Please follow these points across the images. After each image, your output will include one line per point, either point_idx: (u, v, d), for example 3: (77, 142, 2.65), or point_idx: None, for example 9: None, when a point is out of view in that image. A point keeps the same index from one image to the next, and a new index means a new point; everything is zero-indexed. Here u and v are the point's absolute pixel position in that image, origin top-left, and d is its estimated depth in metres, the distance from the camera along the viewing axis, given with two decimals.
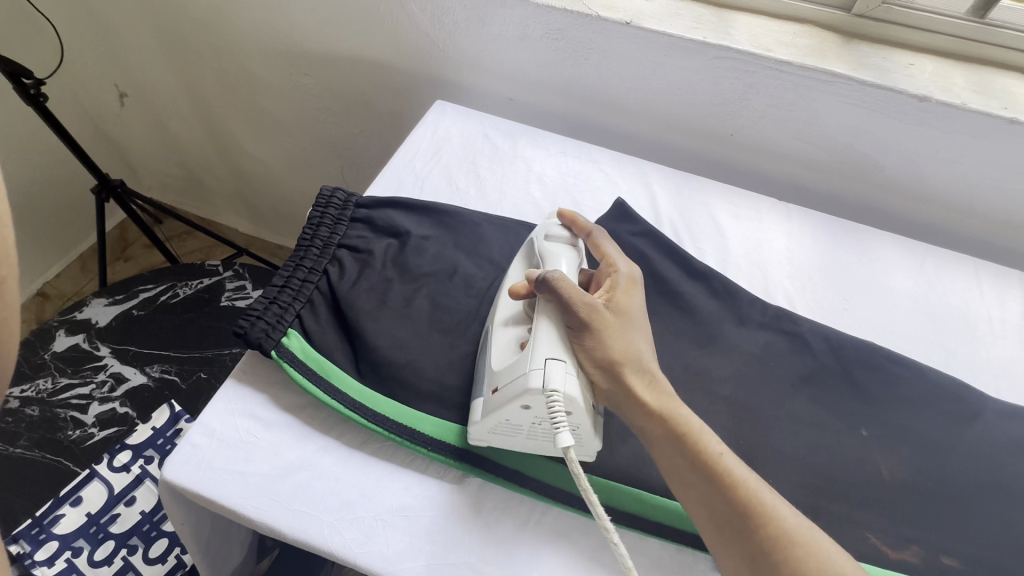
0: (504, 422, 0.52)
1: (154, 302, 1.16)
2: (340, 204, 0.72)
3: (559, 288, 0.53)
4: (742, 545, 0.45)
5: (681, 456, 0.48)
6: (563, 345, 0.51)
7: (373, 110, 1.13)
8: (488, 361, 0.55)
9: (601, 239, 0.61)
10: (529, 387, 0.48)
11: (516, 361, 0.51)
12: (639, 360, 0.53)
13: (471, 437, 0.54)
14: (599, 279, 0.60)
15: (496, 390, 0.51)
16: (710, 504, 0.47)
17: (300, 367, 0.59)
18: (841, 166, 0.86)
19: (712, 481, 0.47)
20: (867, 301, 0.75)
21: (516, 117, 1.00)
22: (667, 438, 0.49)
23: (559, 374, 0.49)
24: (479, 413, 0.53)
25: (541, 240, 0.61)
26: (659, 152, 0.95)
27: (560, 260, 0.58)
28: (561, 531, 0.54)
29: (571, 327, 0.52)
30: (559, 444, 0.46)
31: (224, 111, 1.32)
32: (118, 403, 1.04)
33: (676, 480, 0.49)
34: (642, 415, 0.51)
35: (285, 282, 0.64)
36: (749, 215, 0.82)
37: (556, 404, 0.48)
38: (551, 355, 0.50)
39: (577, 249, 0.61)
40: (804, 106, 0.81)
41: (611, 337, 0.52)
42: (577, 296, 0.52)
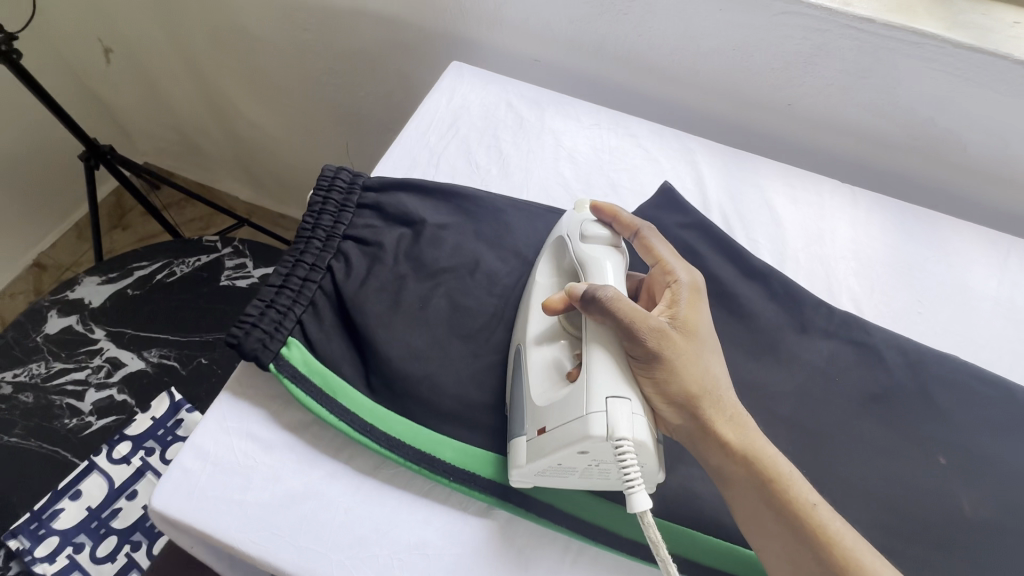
0: (555, 465, 0.44)
1: (151, 281, 1.09)
2: (344, 186, 0.63)
3: (616, 312, 0.44)
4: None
5: (764, 503, 0.42)
6: (625, 379, 0.43)
7: (380, 70, 1.01)
8: (528, 393, 0.47)
9: (654, 239, 0.52)
10: (589, 434, 0.41)
11: (567, 400, 0.43)
12: (713, 390, 0.45)
13: (513, 480, 0.47)
14: (653, 288, 0.52)
15: (545, 431, 0.44)
16: (795, 562, 0.41)
17: (303, 384, 0.51)
18: (917, 144, 0.74)
19: (804, 537, 0.40)
20: (943, 303, 0.66)
21: (539, 81, 0.89)
22: (749, 479, 0.43)
23: (625, 418, 0.41)
24: (524, 457, 0.45)
25: (576, 241, 0.52)
26: (703, 124, 0.84)
27: (604, 269, 0.49)
28: (599, 572, 0.48)
29: (635, 356, 0.44)
30: (635, 508, 0.40)
31: (216, 69, 1.21)
32: (115, 389, 0.98)
33: (754, 527, 0.43)
34: (719, 449, 0.44)
35: (283, 281, 0.56)
36: (809, 200, 0.72)
37: (626, 455, 0.40)
38: (610, 395, 0.42)
39: (621, 250, 0.52)
40: (881, 72, 0.69)
41: (682, 366, 0.45)
42: (643, 323, 0.44)
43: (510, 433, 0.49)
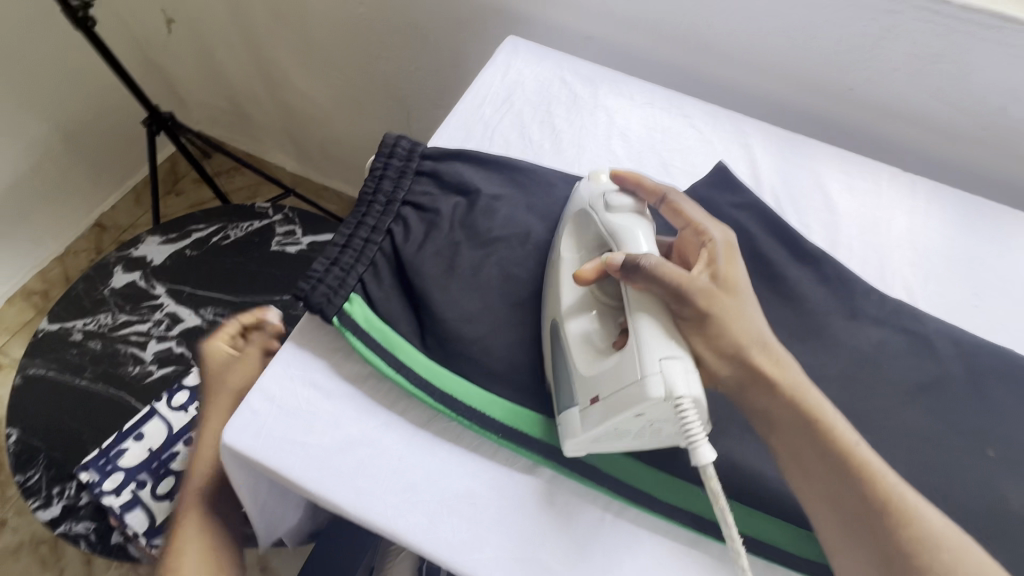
0: (610, 430, 0.46)
1: (207, 243, 1.14)
2: (404, 154, 0.65)
3: (661, 277, 0.46)
4: (861, 548, 0.45)
5: (809, 444, 0.47)
6: (674, 337, 0.45)
7: (433, 44, 1.03)
8: (574, 365, 0.49)
9: (679, 202, 0.55)
10: (648, 397, 0.42)
11: (619, 367, 0.45)
12: (759, 339, 0.49)
13: (568, 450, 0.49)
14: (685, 250, 0.54)
15: (597, 399, 0.46)
16: (834, 498, 0.46)
17: (363, 338, 0.55)
18: (986, 135, 0.72)
19: (844, 476, 0.46)
20: (1003, 297, 0.64)
21: (590, 59, 0.89)
22: (798, 425, 0.48)
23: (680, 376, 0.43)
24: (579, 426, 0.47)
25: (602, 213, 0.53)
26: (757, 107, 0.83)
27: (636, 236, 0.50)
28: (638, 535, 0.50)
29: (682, 317, 0.47)
30: (700, 460, 0.42)
31: (273, 41, 1.24)
32: (174, 342, 1.04)
33: (795, 467, 0.48)
34: (767, 395, 0.49)
35: (347, 241, 0.59)
36: (866, 188, 0.70)
37: (687, 411, 0.42)
38: (664, 355, 0.43)
39: (647, 217, 0.53)
40: (953, 57, 0.67)
41: (728, 320, 0.48)
42: (687, 283, 0.46)
43: (558, 405, 0.51)
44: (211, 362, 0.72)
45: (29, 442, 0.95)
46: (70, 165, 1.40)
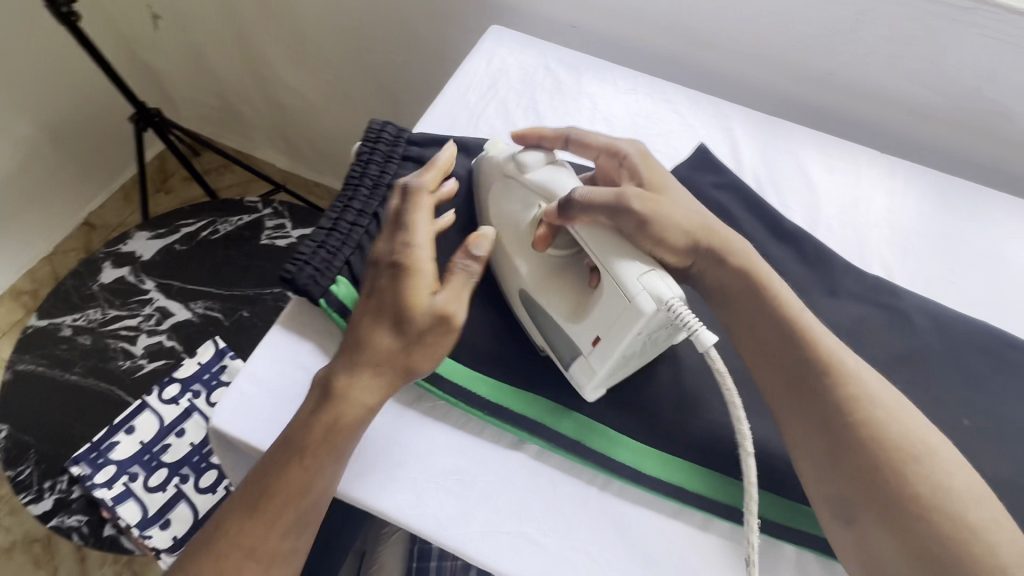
0: (621, 359, 0.50)
1: (196, 238, 1.13)
2: (390, 139, 0.65)
3: (593, 203, 0.50)
4: (824, 437, 0.45)
5: (780, 346, 0.49)
6: (637, 254, 0.49)
7: (419, 35, 1.03)
8: (561, 318, 0.52)
9: (583, 135, 0.59)
10: (642, 313, 0.46)
11: (607, 299, 0.49)
12: (700, 224, 0.53)
13: (587, 395, 0.53)
14: (609, 173, 0.59)
15: (602, 338, 0.49)
16: (791, 384, 0.47)
17: (350, 319, 0.56)
18: (962, 116, 0.73)
19: (803, 359, 0.47)
20: (978, 273, 0.65)
21: (575, 48, 0.89)
22: (756, 310, 0.51)
23: (659, 283, 0.47)
24: (590, 369, 0.51)
25: (520, 173, 0.57)
26: (738, 93, 0.84)
27: (561, 181, 0.55)
28: (622, 507, 0.51)
29: (630, 231, 0.51)
30: (705, 344, 0.46)
31: (260, 36, 1.24)
32: (165, 336, 1.05)
33: (768, 370, 0.49)
34: (722, 278, 0.52)
35: (333, 225, 0.60)
36: (845, 169, 0.72)
37: (681, 309, 0.46)
38: (639, 271, 0.48)
39: (559, 162, 0.58)
40: (927, 41, 0.68)
41: (669, 216, 0.52)
42: (619, 198, 0.51)
43: (563, 358, 0.54)
44: (424, 303, 0.48)
45: (20, 437, 0.95)
46: (57, 163, 1.39)
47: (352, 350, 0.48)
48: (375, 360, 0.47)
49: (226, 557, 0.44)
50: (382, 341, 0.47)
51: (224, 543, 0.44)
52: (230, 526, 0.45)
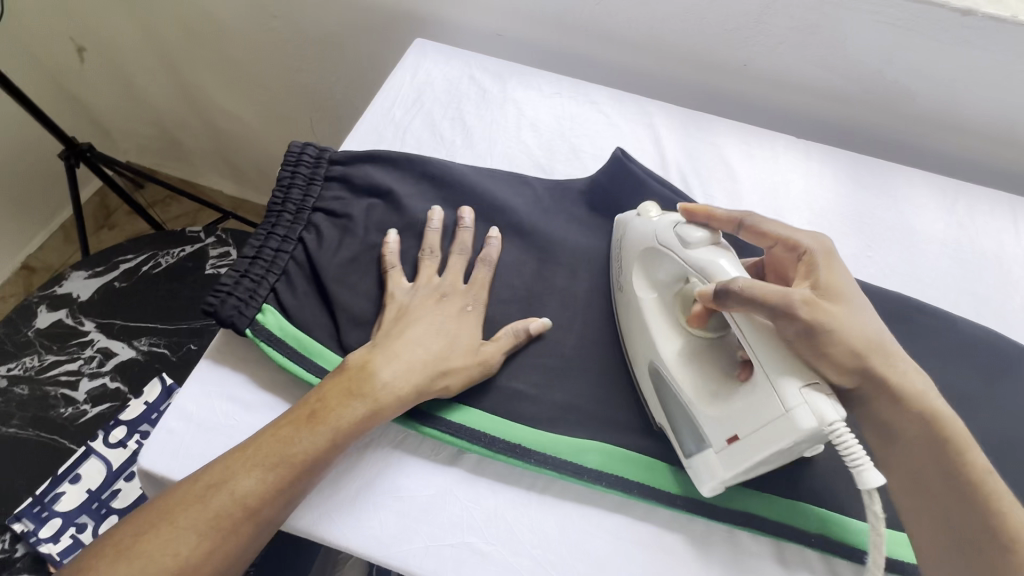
0: (755, 466, 0.46)
1: (136, 273, 1.10)
2: (311, 161, 0.65)
3: (763, 300, 0.45)
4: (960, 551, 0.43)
5: (932, 462, 0.44)
6: (797, 366, 0.44)
7: (350, 52, 1.03)
8: (699, 412, 0.49)
9: (760, 223, 0.53)
10: (797, 428, 0.42)
11: (753, 404, 0.45)
12: (877, 343, 0.45)
13: (707, 492, 0.49)
14: (783, 267, 0.52)
15: (738, 438, 0.45)
16: (935, 503, 0.44)
17: (280, 347, 0.55)
18: (868, 96, 0.77)
19: (952, 483, 0.44)
20: (892, 245, 0.69)
21: (503, 54, 0.90)
22: (918, 432, 0.44)
23: (826, 405, 0.42)
24: (720, 468, 0.47)
25: (681, 251, 0.52)
26: (661, 88, 0.86)
27: (721, 266, 0.50)
28: (565, 507, 0.51)
29: (792, 339, 0.45)
30: (867, 485, 0.42)
31: (190, 62, 1.22)
32: (108, 377, 1.00)
33: (910, 484, 0.46)
34: (893, 408, 0.45)
35: (256, 253, 0.59)
36: (763, 155, 0.74)
37: (845, 437, 0.41)
38: (802, 386, 0.43)
39: (723, 247, 0.52)
40: (828, 28, 0.72)
41: (843, 330, 0.44)
42: (786, 299, 0.44)
43: (688, 452, 0.50)
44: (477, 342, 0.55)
45: None
46: None
47: (403, 348, 0.52)
48: (420, 357, 0.52)
49: (222, 510, 0.44)
50: (430, 348, 0.53)
51: (217, 496, 0.44)
52: (227, 481, 0.45)
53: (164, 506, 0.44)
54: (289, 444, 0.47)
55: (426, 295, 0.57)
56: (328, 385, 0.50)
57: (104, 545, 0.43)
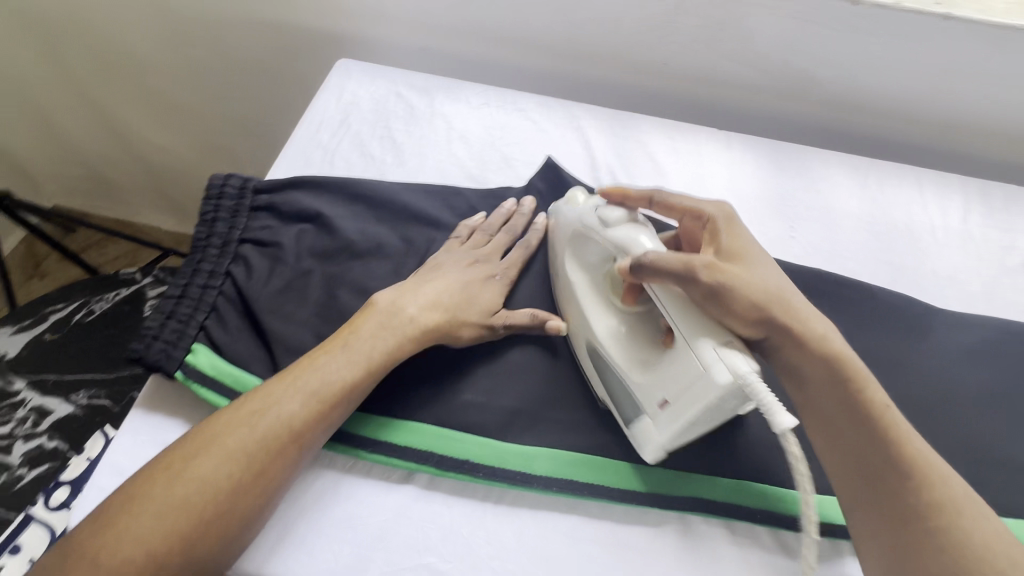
0: (687, 427, 0.47)
1: (69, 323, 1.01)
2: (235, 192, 0.64)
3: (668, 268, 0.47)
4: (866, 479, 0.45)
5: (835, 398, 0.47)
6: (708, 324, 0.46)
7: (277, 77, 1.02)
8: (631, 380, 0.51)
9: (669, 198, 0.56)
10: (715, 384, 0.43)
11: (678, 366, 0.46)
12: (782, 296, 0.48)
13: (649, 457, 0.51)
14: (693, 236, 0.56)
15: (667, 402, 0.47)
16: (843, 437, 0.47)
17: (213, 387, 0.53)
18: (779, 85, 0.81)
19: (855, 415, 0.46)
20: (813, 225, 0.72)
21: (430, 70, 0.91)
22: (824, 378, 0.47)
23: (738, 358, 0.43)
24: (656, 432, 0.49)
25: (601, 231, 0.55)
26: (589, 92, 0.88)
27: (639, 238, 0.52)
28: (523, 514, 0.52)
29: (701, 301, 0.47)
30: (780, 427, 0.41)
31: (112, 98, 1.16)
32: (45, 438, 0.89)
33: (818, 420, 0.48)
34: (801, 355, 0.47)
35: (182, 291, 0.57)
36: (689, 149, 0.77)
37: (758, 388, 0.42)
38: (717, 344, 0.44)
39: (643, 222, 0.55)
40: (735, 24, 0.75)
41: (746, 286, 0.47)
42: (691, 265, 0.47)
43: (630, 420, 0.52)
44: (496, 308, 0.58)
45: None
46: None
47: (432, 292, 0.56)
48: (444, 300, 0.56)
49: (268, 434, 0.46)
50: (446, 293, 0.56)
51: (265, 419, 0.46)
52: (273, 406, 0.47)
53: (211, 434, 0.45)
54: (327, 372, 0.49)
55: (461, 258, 0.61)
56: (359, 321, 0.53)
57: (157, 467, 0.44)
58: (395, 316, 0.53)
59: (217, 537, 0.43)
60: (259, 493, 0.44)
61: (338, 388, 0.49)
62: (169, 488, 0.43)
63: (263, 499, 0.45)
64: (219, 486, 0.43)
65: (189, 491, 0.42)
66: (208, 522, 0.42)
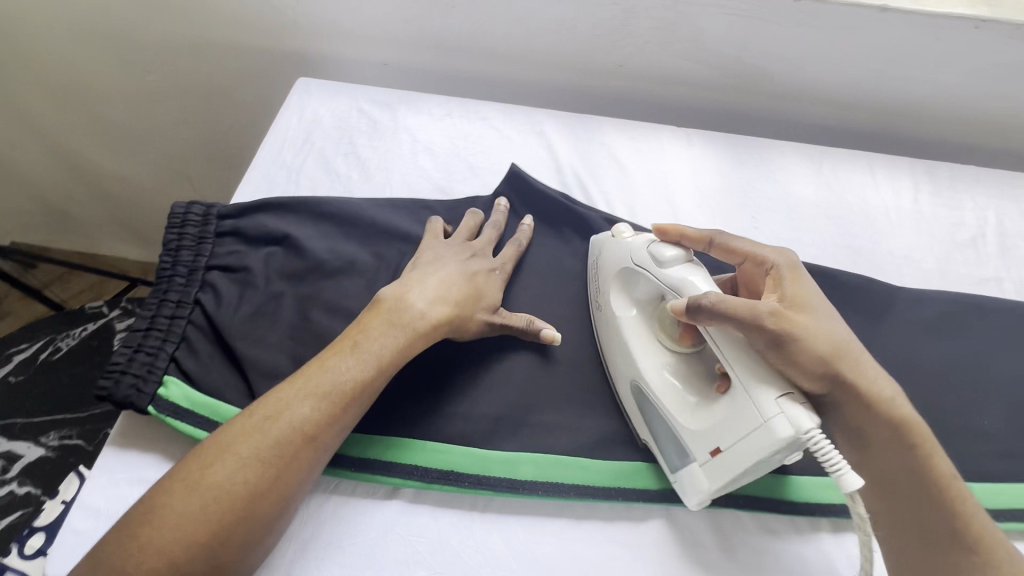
0: (739, 478, 0.47)
1: (34, 363, 0.98)
2: (198, 219, 0.63)
3: (732, 313, 0.45)
4: (925, 544, 0.47)
5: (901, 463, 0.47)
6: (772, 372, 0.45)
7: (236, 98, 1.00)
8: (682, 424, 0.50)
9: (730, 240, 0.55)
10: (778, 438, 0.43)
11: (736, 417, 0.46)
12: (849, 346, 0.47)
13: (693, 505, 0.50)
14: (753, 283, 0.54)
15: (721, 450, 0.47)
16: (905, 502, 0.47)
17: (188, 419, 0.52)
18: (732, 81, 0.84)
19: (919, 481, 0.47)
20: (774, 214, 0.75)
21: (391, 83, 0.91)
22: (888, 441, 0.47)
23: (801, 413, 0.43)
24: (707, 481, 0.48)
25: (656, 269, 0.53)
26: (550, 96, 0.90)
27: (698, 281, 0.51)
28: (510, 520, 0.52)
29: (763, 348, 0.45)
30: (849, 488, 0.42)
31: (61, 127, 1.11)
32: (15, 484, 0.84)
33: (879, 483, 0.48)
34: (866, 416, 0.47)
35: (150, 323, 0.56)
36: (650, 147, 0.79)
37: (822, 443, 0.42)
38: (779, 396, 0.44)
39: (699, 262, 0.54)
40: (686, 24, 0.77)
41: (810, 335, 0.45)
42: (756, 310, 0.45)
43: (674, 466, 0.51)
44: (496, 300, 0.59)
45: None
46: None
47: (437, 287, 0.56)
48: (449, 296, 0.56)
49: (282, 440, 0.45)
50: (450, 290, 0.56)
51: (278, 424, 0.45)
52: (284, 410, 0.46)
53: (224, 444, 0.44)
54: (337, 373, 0.48)
55: (460, 252, 0.61)
56: (363, 320, 0.52)
57: (171, 483, 0.42)
58: (400, 313, 0.53)
59: (240, 543, 0.42)
60: (278, 497, 0.44)
61: (350, 388, 0.48)
62: (185, 502, 0.41)
63: (281, 503, 0.44)
64: (237, 494, 0.42)
65: (209, 502, 0.41)
66: (227, 531, 0.41)
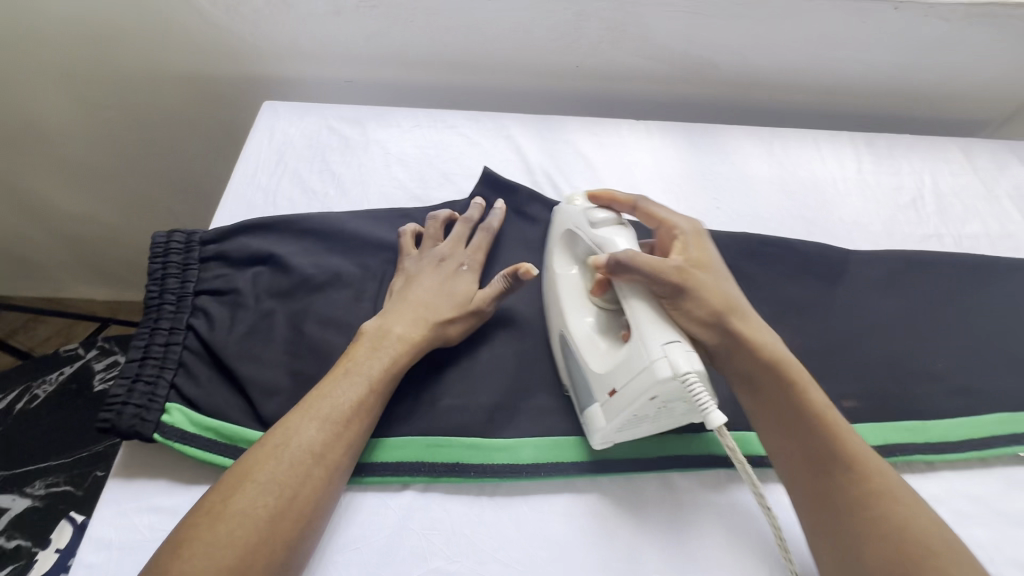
0: (630, 418, 0.50)
1: (9, 413, 0.94)
2: (181, 247, 0.63)
3: (639, 264, 0.51)
4: (812, 472, 0.49)
5: (786, 396, 0.51)
6: (664, 319, 0.50)
7: (201, 126, 1.00)
8: (588, 366, 0.54)
9: (651, 206, 0.59)
10: (657, 378, 0.46)
11: (629, 359, 0.49)
12: (735, 303, 0.53)
13: (597, 443, 0.54)
14: (661, 246, 0.59)
15: (615, 391, 0.50)
16: (790, 431, 0.50)
17: (196, 442, 0.53)
18: (683, 73, 0.89)
19: (799, 411, 0.50)
20: (734, 194, 0.79)
21: (357, 99, 0.93)
22: (768, 378, 0.52)
23: (682, 356, 0.46)
24: (603, 419, 0.52)
25: (587, 230, 0.58)
26: (513, 100, 0.93)
27: (617, 242, 0.56)
28: (518, 503, 0.54)
29: (664, 296, 0.51)
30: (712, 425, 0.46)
31: (13, 172, 1.08)
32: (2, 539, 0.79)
33: (772, 419, 0.51)
34: (749, 353, 0.52)
35: (145, 353, 0.56)
36: (612, 140, 0.83)
37: (694, 385, 0.45)
38: (665, 342, 0.47)
39: (627, 225, 0.59)
40: (635, 22, 0.82)
41: (705, 290, 0.52)
42: (663, 266, 0.51)
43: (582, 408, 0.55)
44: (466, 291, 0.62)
45: None
46: None
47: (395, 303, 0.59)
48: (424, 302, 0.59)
49: (295, 464, 0.46)
50: (425, 299, 0.59)
51: (289, 450, 0.47)
52: (293, 436, 0.47)
53: (239, 476, 0.45)
54: (336, 396, 0.50)
55: (429, 261, 0.64)
56: (352, 348, 0.55)
57: (196, 516, 0.43)
58: (383, 333, 0.56)
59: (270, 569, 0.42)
60: (299, 520, 0.45)
61: (350, 409, 0.50)
62: (212, 532, 0.42)
63: (303, 525, 0.45)
64: (260, 519, 0.43)
65: (234, 531, 0.42)
66: (256, 557, 0.42)
